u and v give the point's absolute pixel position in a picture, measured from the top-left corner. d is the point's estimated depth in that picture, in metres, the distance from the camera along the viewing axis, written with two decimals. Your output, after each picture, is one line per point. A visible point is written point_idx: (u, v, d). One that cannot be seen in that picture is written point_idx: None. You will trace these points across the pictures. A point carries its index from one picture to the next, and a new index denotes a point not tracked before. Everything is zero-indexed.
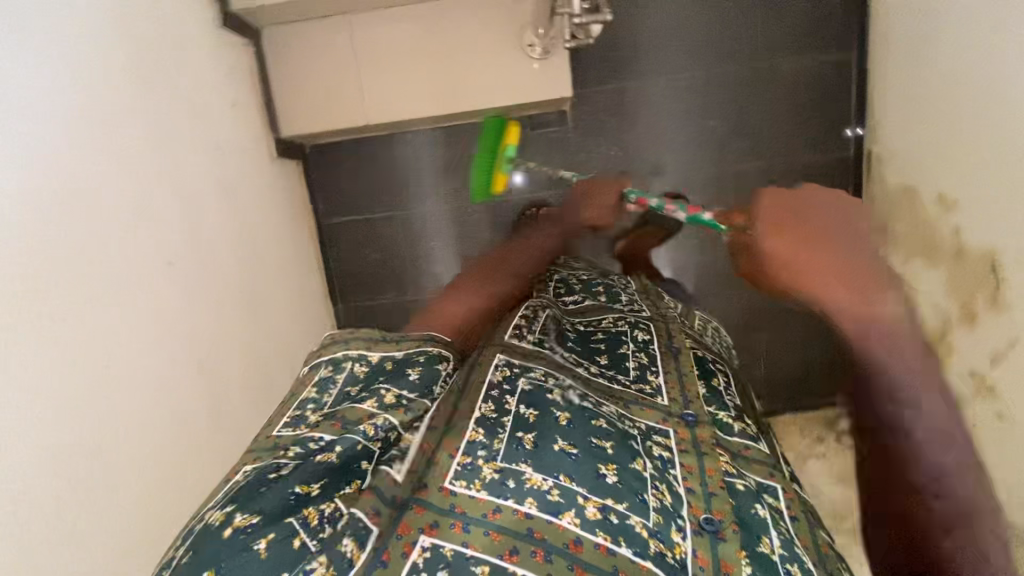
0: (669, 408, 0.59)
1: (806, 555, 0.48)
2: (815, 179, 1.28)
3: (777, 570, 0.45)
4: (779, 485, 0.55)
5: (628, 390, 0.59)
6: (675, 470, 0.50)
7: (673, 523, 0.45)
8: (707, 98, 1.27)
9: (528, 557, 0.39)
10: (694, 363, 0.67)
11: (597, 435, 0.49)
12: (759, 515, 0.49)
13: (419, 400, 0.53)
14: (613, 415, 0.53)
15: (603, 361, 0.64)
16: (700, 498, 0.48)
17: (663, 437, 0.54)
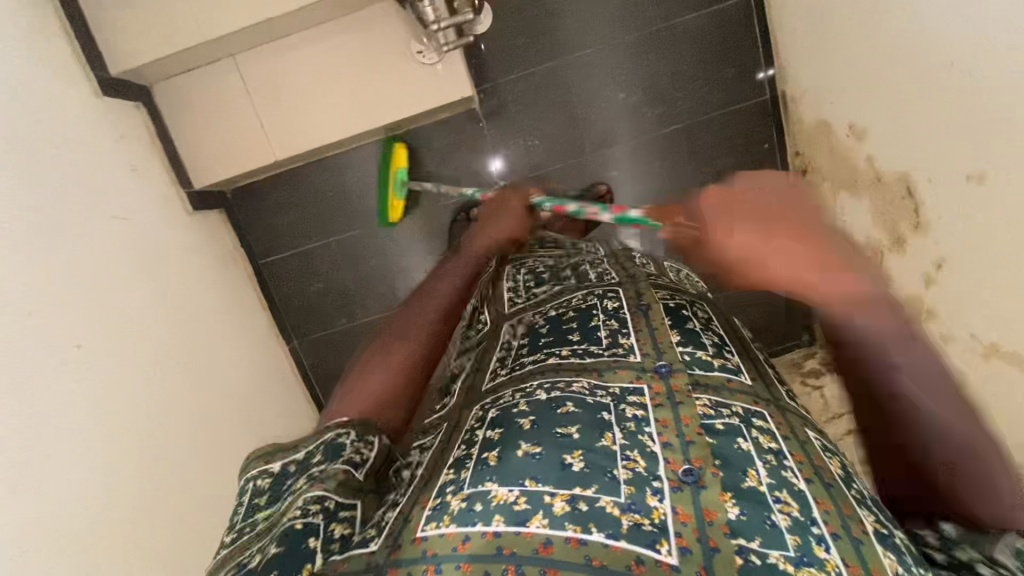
0: (642, 363, 0.52)
1: (794, 476, 0.43)
2: (733, 140, 1.15)
3: (763, 500, 0.41)
4: (765, 410, 0.49)
5: (601, 359, 0.53)
6: (651, 429, 0.45)
7: (648, 489, 0.40)
8: (613, 68, 1.13)
9: None
10: (663, 316, 0.58)
11: (563, 423, 0.44)
12: (742, 450, 0.43)
13: (337, 461, 0.41)
14: (583, 391, 0.48)
15: (581, 340, 0.56)
16: (677, 450, 0.43)
17: (638, 396, 0.48)
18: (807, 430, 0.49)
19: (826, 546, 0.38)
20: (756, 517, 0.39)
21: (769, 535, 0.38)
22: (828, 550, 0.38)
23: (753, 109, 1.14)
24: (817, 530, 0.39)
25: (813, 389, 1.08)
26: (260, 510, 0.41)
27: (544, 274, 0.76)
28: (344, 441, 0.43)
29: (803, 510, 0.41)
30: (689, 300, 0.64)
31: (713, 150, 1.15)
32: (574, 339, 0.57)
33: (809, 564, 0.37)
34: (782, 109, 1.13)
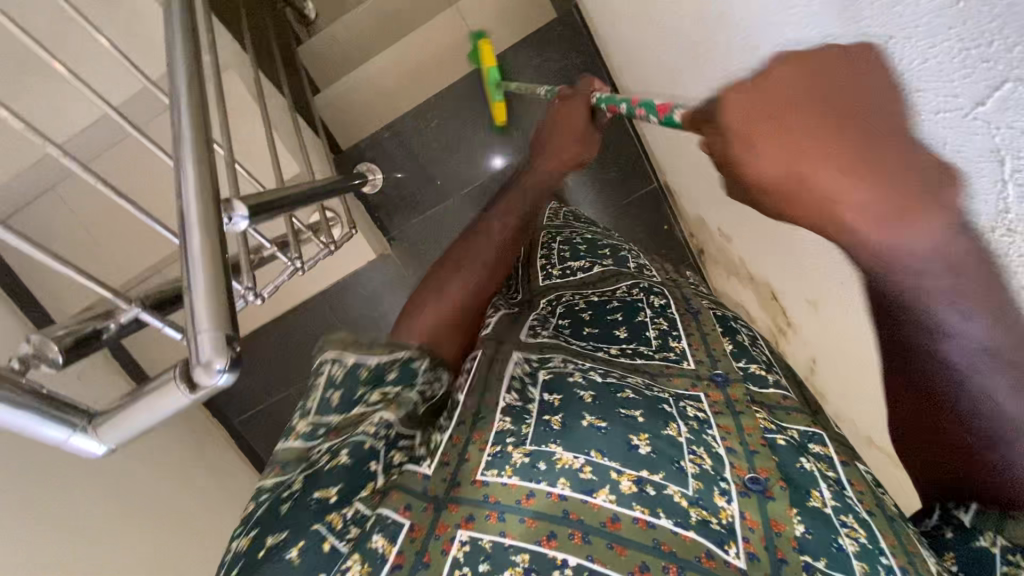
0: (697, 371, 0.51)
1: (856, 503, 0.41)
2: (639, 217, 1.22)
3: (830, 522, 0.39)
4: (823, 431, 0.47)
5: (653, 362, 0.52)
6: (713, 430, 0.43)
7: (716, 488, 0.39)
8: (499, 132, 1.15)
9: (567, 541, 0.33)
10: (717, 330, 0.56)
11: (625, 404, 0.42)
12: (804, 469, 0.42)
13: (412, 392, 0.39)
14: (639, 385, 0.46)
15: (624, 338, 0.55)
16: (742, 458, 0.42)
17: (696, 400, 0.47)
18: (856, 460, 0.46)
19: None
20: (823, 539, 0.38)
21: (836, 559, 0.37)
22: None
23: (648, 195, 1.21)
24: (885, 560, 0.38)
25: None
26: (329, 420, 0.39)
27: (581, 245, 0.72)
28: (419, 366, 0.41)
29: (869, 536, 0.39)
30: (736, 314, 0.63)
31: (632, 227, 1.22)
32: (623, 338, 0.55)
33: None
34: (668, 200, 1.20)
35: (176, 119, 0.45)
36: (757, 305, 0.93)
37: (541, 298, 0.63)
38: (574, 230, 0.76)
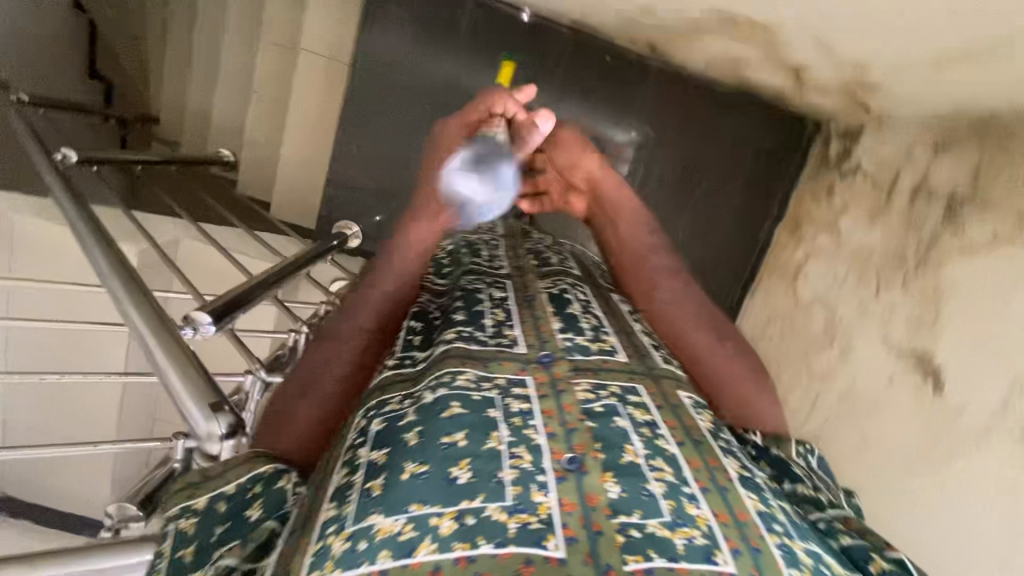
0: (527, 354, 0.67)
1: (668, 446, 0.55)
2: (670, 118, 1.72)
3: (641, 474, 0.51)
4: (637, 385, 0.63)
5: (488, 349, 0.66)
6: (535, 421, 0.56)
7: (533, 486, 0.49)
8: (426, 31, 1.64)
9: None
10: (548, 307, 0.78)
11: (448, 432, 0.53)
12: (617, 429, 0.56)
13: (263, 522, 0.59)
14: (468, 384, 0.59)
15: (464, 318, 0.71)
16: (560, 441, 0.54)
17: (523, 387, 0.61)
18: (658, 393, 0.64)
19: (696, 503, 0.49)
20: (635, 493, 0.49)
21: (646, 507, 0.48)
22: (697, 506, 0.49)
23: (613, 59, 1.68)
24: (688, 490, 0.51)
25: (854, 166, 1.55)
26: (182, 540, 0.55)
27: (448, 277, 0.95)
28: (277, 498, 0.61)
29: (676, 475, 0.52)
30: (570, 284, 0.86)
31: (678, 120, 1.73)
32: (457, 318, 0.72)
33: (682, 524, 0.47)
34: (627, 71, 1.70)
35: (117, 301, 0.70)
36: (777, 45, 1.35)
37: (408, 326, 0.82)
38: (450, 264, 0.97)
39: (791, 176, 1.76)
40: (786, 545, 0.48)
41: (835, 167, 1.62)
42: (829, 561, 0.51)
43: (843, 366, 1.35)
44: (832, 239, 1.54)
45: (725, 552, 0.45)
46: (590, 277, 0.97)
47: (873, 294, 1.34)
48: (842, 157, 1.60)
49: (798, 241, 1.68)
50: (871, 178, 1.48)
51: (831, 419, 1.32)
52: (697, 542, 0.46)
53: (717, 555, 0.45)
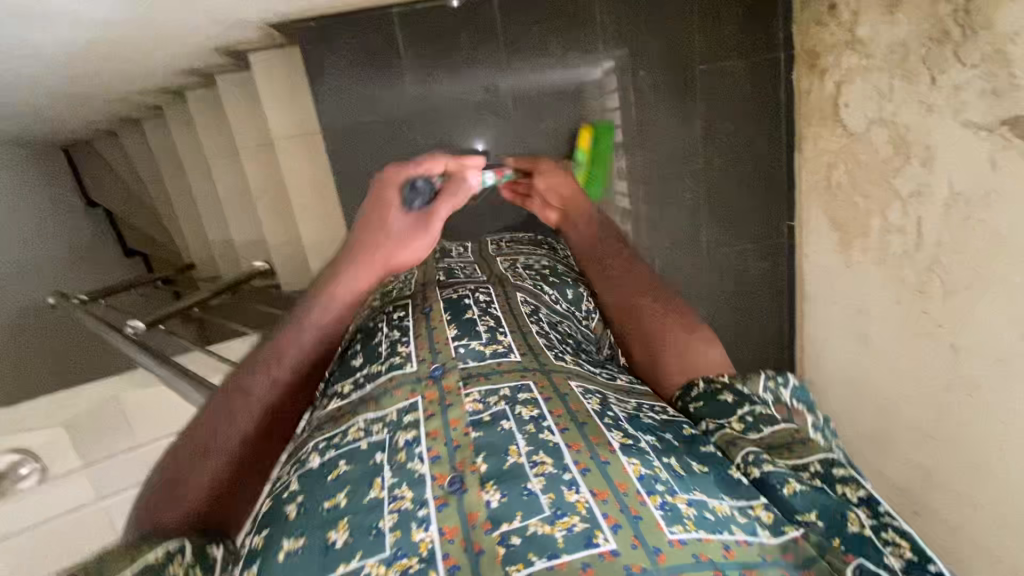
0: (421, 372, 0.86)
1: (551, 439, 0.71)
2: (637, 46, 1.65)
3: (520, 476, 0.65)
4: (528, 379, 0.84)
5: (380, 391, 0.84)
6: (421, 447, 0.72)
7: (415, 528, 0.61)
8: (369, 68, 1.61)
9: None
10: (444, 314, 1.03)
11: (328, 499, 0.67)
12: (501, 435, 0.72)
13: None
14: (358, 435, 0.76)
15: (360, 363, 0.95)
16: (443, 463, 0.68)
17: (414, 408, 0.79)
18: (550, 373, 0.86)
19: (573, 489, 0.63)
20: (516, 493, 0.63)
21: (522, 504, 0.61)
22: (576, 492, 0.62)
23: (549, 14, 1.60)
24: (566, 476, 0.65)
25: None
26: None
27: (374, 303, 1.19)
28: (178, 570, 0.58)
29: (555, 464, 0.66)
30: (475, 292, 1.13)
31: (646, 42, 1.65)
32: (357, 363, 0.95)
33: (561, 515, 0.59)
34: (566, 13, 1.60)
35: None
36: None
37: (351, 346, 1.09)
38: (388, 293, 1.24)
39: (784, 38, 1.63)
40: (669, 505, 0.62)
41: None
42: (712, 506, 0.63)
43: (934, 170, 1.24)
44: (859, 52, 1.37)
45: (598, 528, 0.58)
46: (497, 281, 1.24)
47: (931, 85, 1.21)
48: None
49: (822, 74, 1.52)
50: None
51: (947, 226, 1.23)
52: (576, 529, 0.58)
53: (597, 538, 0.57)
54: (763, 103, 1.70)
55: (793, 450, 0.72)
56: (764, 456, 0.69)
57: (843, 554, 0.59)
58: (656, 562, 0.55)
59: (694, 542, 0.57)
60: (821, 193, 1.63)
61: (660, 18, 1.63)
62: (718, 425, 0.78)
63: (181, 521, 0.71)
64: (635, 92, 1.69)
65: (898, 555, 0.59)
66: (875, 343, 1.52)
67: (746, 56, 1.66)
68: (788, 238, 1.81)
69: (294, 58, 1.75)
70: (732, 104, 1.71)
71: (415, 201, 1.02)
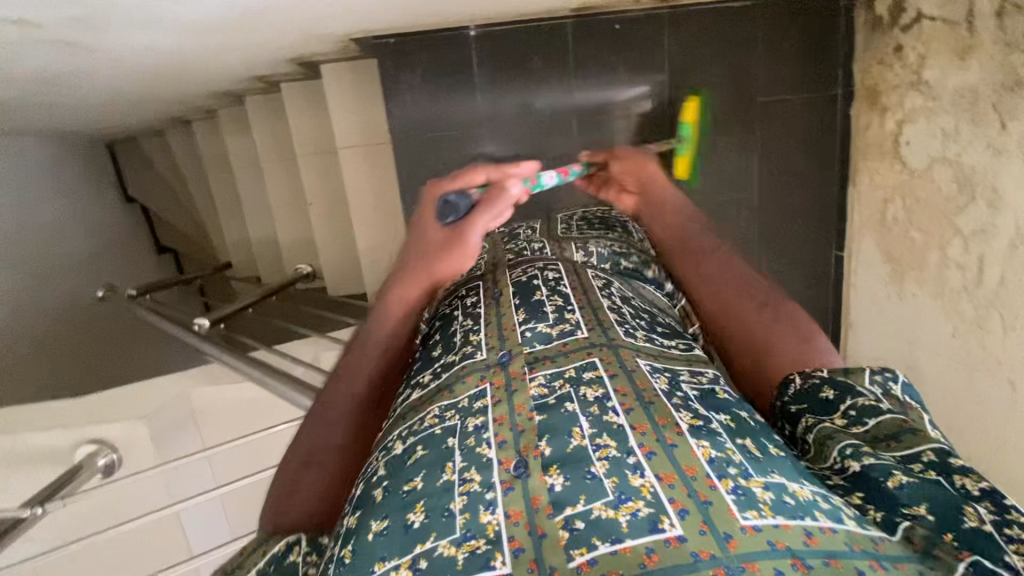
0: (491, 359, 0.85)
1: (616, 424, 0.71)
2: (701, 74, 1.71)
3: (584, 460, 0.66)
4: (594, 359, 0.83)
5: (451, 376, 0.85)
6: (489, 433, 0.72)
7: (484, 508, 0.62)
8: (443, 83, 1.68)
9: None
10: (513, 300, 0.99)
11: (408, 481, 0.68)
12: (566, 417, 0.73)
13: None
14: (432, 421, 0.77)
15: (439, 353, 0.92)
16: (508, 448, 0.69)
17: (484, 394, 0.79)
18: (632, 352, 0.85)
19: (637, 473, 0.63)
20: (579, 477, 0.64)
21: (587, 488, 0.62)
22: (640, 477, 0.62)
23: (621, 39, 1.67)
24: (631, 460, 0.65)
25: (912, 21, 1.43)
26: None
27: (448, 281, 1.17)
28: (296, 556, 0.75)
29: (619, 448, 0.67)
30: (539, 269, 1.08)
31: (711, 71, 1.71)
32: (435, 354, 0.93)
33: (626, 500, 0.60)
34: (639, 38, 1.67)
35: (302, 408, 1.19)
36: None
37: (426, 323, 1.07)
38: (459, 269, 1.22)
39: (845, 76, 1.70)
40: (742, 488, 0.60)
41: (893, 26, 1.50)
42: (791, 490, 0.61)
43: (998, 213, 1.27)
44: (924, 93, 1.43)
45: (664, 513, 0.58)
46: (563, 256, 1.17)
47: (999, 130, 1.24)
48: (897, 13, 1.49)
49: (883, 111, 1.59)
50: (942, 19, 1.35)
51: (1009, 266, 1.26)
52: (641, 514, 0.58)
53: (662, 523, 0.57)
54: (820, 134, 1.77)
55: (900, 441, 0.69)
56: (865, 449, 0.68)
57: (957, 548, 0.56)
58: (727, 548, 0.54)
59: (770, 529, 0.55)
60: (875, 226, 1.68)
61: (725, 50, 1.69)
62: (818, 420, 0.76)
63: (315, 508, 0.84)
64: (697, 117, 1.74)
65: (1023, 553, 0.56)
66: (925, 376, 1.56)
67: (805, 90, 1.73)
68: (834, 269, 1.87)
69: (366, 70, 1.81)
70: (788, 135, 1.77)
71: (448, 215, 0.96)
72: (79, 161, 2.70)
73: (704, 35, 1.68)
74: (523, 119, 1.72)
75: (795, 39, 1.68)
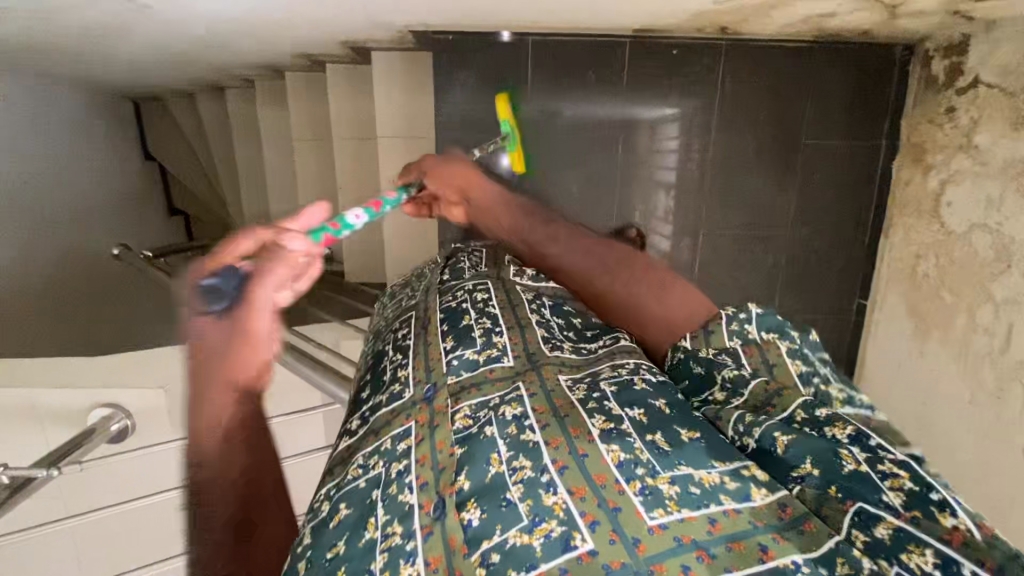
0: (414, 394, 0.84)
1: (530, 440, 0.72)
2: (751, 107, 1.71)
3: (500, 488, 0.67)
4: (517, 386, 0.83)
5: (376, 419, 0.84)
6: (410, 475, 0.71)
7: (405, 563, 0.61)
8: (493, 86, 1.67)
9: None
10: (440, 328, 0.98)
11: (330, 547, 0.65)
12: (485, 444, 0.73)
13: None
14: (354, 475, 0.75)
15: (371, 393, 0.93)
16: (429, 491, 0.68)
17: (407, 432, 0.77)
18: (554, 378, 0.86)
19: (550, 489, 0.65)
20: (495, 506, 0.65)
21: (505, 518, 0.63)
22: (552, 494, 0.65)
23: (676, 61, 1.66)
24: (544, 479, 0.67)
25: (967, 85, 1.45)
26: None
27: (384, 317, 1.19)
28: None
29: (534, 469, 0.68)
30: (467, 292, 1.08)
31: (761, 105, 1.71)
32: (367, 394, 0.94)
33: (539, 522, 0.62)
34: (692, 64, 1.67)
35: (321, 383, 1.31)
36: (850, 8, 1.29)
37: (367, 356, 1.09)
38: (397, 298, 1.23)
39: (892, 128, 1.73)
40: (648, 488, 0.65)
41: (948, 87, 1.52)
42: (698, 478, 0.67)
43: None
44: (970, 156, 1.45)
45: (576, 530, 0.61)
46: (494, 273, 1.19)
47: None
48: (953, 74, 1.50)
49: (926, 169, 1.61)
50: (998, 87, 1.37)
51: None
52: (553, 536, 0.61)
53: (575, 539, 0.60)
54: (858, 182, 1.78)
55: (773, 404, 0.81)
56: (750, 417, 0.78)
57: (842, 501, 0.66)
58: (636, 552, 0.59)
59: (675, 524, 0.62)
60: (905, 280, 1.70)
61: (781, 82, 1.69)
62: (704, 399, 0.88)
63: None
64: (741, 147, 1.75)
65: (898, 489, 0.65)
66: (937, 434, 1.58)
67: (850, 136, 1.74)
68: (856, 317, 1.89)
69: (420, 63, 1.81)
70: (827, 178, 1.78)
71: (213, 301, 0.68)
72: (108, 116, 2.68)
73: (760, 69, 1.68)
74: (547, 124, 1.71)
75: (849, 84, 1.69)
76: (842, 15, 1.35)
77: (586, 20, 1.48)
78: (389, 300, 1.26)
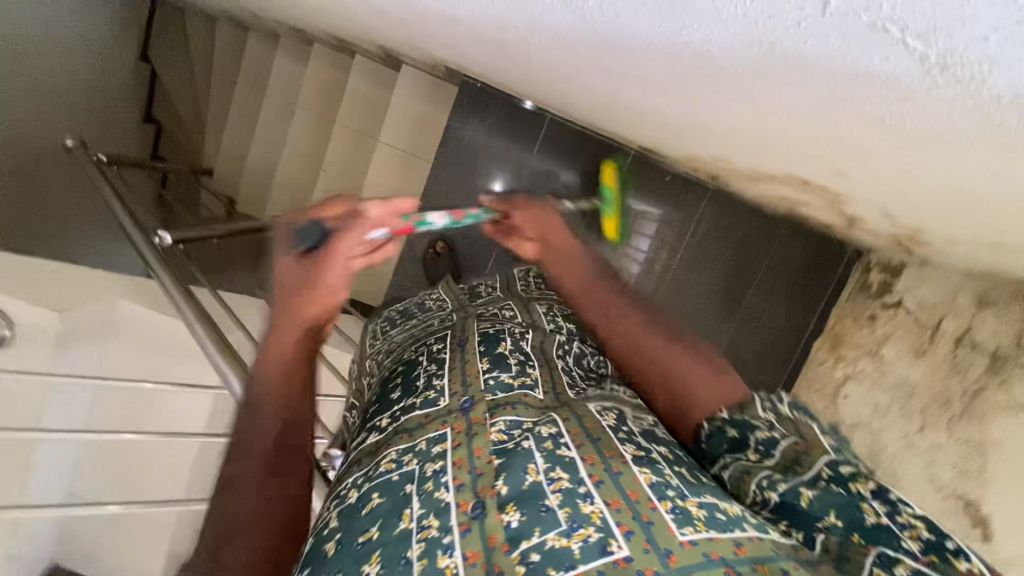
0: (451, 407, 0.79)
1: (568, 453, 0.67)
2: (716, 246, 1.86)
3: (540, 492, 0.62)
4: (552, 415, 0.75)
5: (412, 421, 0.78)
6: (447, 476, 0.66)
7: (440, 554, 0.57)
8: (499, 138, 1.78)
9: None
10: (478, 351, 0.92)
11: (361, 534, 0.63)
12: (523, 451, 0.67)
13: None
14: (388, 468, 0.70)
15: (400, 397, 0.86)
16: (468, 490, 0.64)
17: (444, 438, 0.73)
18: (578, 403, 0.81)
19: (589, 498, 0.60)
20: (534, 512, 0.59)
21: (545, 519, 0.58)
22: (591, 503, 0.60)
23: (666, 180, 1.81)
24: (582, 489, 0.61)
25: (891, 304, 1.65)
26: None
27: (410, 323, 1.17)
28: None
29: (572, 478, 0.63)
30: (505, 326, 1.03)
31: (727, 247, 1.86)
32: (396, 400, 0.87)
33: (577, 527, 0.57)
34: (677, 189, 1.81)
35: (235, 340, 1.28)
36: (821, 207, 1.46)
37: (391, 360, 1.04)
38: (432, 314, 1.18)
39: (821, 313, 1.92)
40: (680, 507, 0.59)
41: (876, 298, 1.71)
42: (723, 506, 0.61)
43: None
44: (874, 364, 1.63)
45: (614, 537, 0.56)
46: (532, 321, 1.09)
47: (917, 430, 1.44)
48: (883, 290, 1.69)
49: (837, 358, 1.80)
50: (913, 316, 1.57)
51: None
52: (592, 540, 0.55)
53: (611, 545, 0.55)
54: (782, 348, 1.93)
55: (801, 463, 0.65)
56: (774, 478, 0.66)
57: (863, 545, 0.55)
58: (668, 564, 0.53)
59: (705, 541, 0.55)
60: None
61: (748, 236, 1.85)
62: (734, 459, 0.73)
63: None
64: (697, 276, 1.88)
65: (915, 537, 0.54)
66: None
67: (785, 304, 1.92)
68: None
69: (442, 92, 1.87)
70: (757, 332, 1.93)
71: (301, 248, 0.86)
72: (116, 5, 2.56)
73: (731, 220, 1.84)
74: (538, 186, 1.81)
75: (800, 261, 1.87)
76: (813, 209, 1.52)
77: (601, 123, 1.60)
78: (406, 313, 1.23)
